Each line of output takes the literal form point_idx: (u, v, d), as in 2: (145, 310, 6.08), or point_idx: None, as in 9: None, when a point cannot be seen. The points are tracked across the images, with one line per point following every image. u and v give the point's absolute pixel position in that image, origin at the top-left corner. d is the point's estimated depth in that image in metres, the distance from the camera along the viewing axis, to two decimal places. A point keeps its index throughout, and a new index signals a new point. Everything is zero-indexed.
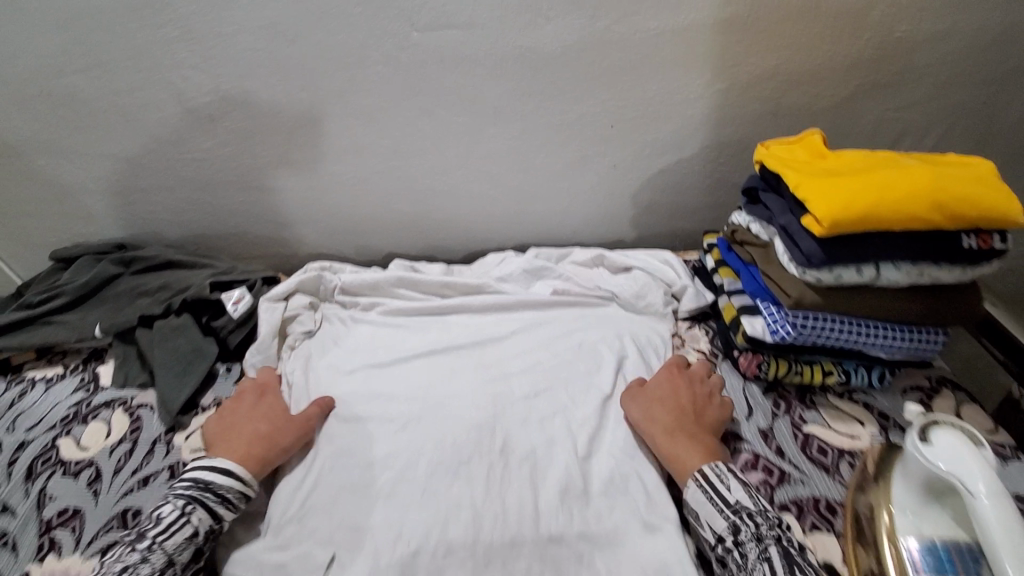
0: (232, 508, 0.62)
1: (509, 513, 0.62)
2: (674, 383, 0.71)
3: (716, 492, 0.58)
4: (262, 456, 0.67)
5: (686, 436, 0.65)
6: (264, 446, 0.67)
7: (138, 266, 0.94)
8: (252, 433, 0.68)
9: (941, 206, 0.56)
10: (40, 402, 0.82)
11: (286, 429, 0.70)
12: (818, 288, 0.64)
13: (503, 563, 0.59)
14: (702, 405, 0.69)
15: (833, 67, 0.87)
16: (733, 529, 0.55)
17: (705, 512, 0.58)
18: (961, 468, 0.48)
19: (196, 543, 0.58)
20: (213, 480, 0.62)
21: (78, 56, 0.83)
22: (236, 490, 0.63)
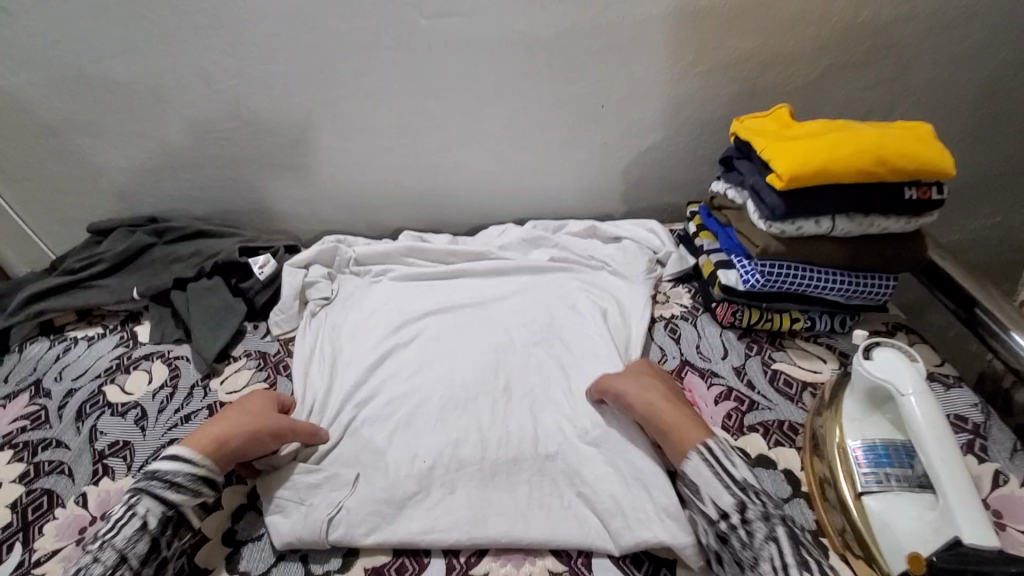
0: (189, 493, 0.59)
1: (512, 435, 0.71)
2: (654, 371, 0.73)
3: (721, 467, 0.57)
4: (223, 439, 0.63)
5: (683, 412, 0.64)
6: (226, 429, 0.64)
7: (169, 237, 1.03)
8: (226, 417, 0.66)
9: (883, 160, 0.65)
10: (83, 356, 0.90)
11: (262, 422, 0.66)
12: (782, 239, 0.73)
13: (507, 474, 0.67)
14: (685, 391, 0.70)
15: (802, 49, 0.96)
16: (739, 507, 0.55)
17: (711, 486, 0.57)
18: (896, 376, 0.57)
19: (150, 533, 0.56)
20: (161, 467, 0.60)
21: (118, 42, 0.92)
22: (187, 473, 0.59)
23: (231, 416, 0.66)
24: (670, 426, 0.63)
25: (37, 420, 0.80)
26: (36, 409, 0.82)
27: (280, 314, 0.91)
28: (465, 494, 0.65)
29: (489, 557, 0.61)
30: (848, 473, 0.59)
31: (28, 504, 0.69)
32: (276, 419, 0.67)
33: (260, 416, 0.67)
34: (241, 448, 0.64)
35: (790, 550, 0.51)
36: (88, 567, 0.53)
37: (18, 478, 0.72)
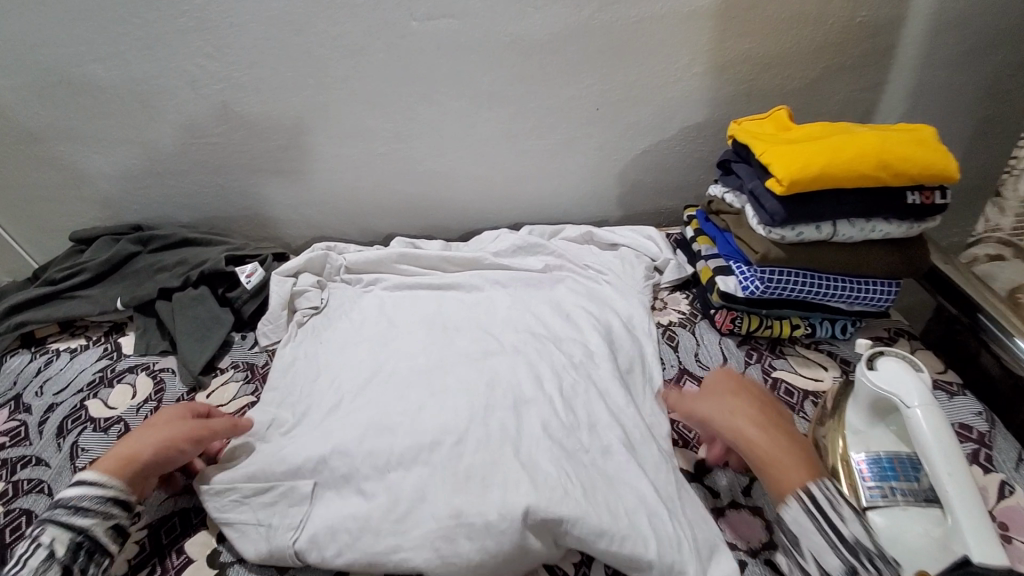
0: (99, 515, 0.58)
1: (492, 435, 0.66)
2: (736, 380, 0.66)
3: (827, 521, 0.51)
4: (132, 454, 0.63)
5: (783, 443, 0.57)
6: (131, 444, 0.64)
7: (154, 245, 1.00)
8: (134, 436, 0.65)
9: (886, 165, 0.63)
10: (65, 369, 0.88)
11: (168, 431, 0.66)
12: (782, 245, 0.72)
13: (481, 478, 0.62)
14: (772, 408, 0.63)
15: (801, 50, 0.94)
16: (848, 569, 0.50)
17: (815, 542, 0.52)
18: (901, 387, 0.56)
19: (60, 561, 0.54)
20: (65, 494, 0.59)
21: (100, 46, 0.89)
22: (94, 496, 0.59)
23: (138, 434, 0.66)
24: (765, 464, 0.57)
25: (16, 436, 0.78)
26: (15, 425, 0.79)
27: (268, 324, 0.89)
28: (434, 494, 0.61)
29: None
30: (852, 485, 0.57)
31: (5, 524, 0.66)
32: (189, 424, 0.67)
33: (168, 424, 0.67)
34: (155, 459, 0.63)
35: None
36: None
37: None
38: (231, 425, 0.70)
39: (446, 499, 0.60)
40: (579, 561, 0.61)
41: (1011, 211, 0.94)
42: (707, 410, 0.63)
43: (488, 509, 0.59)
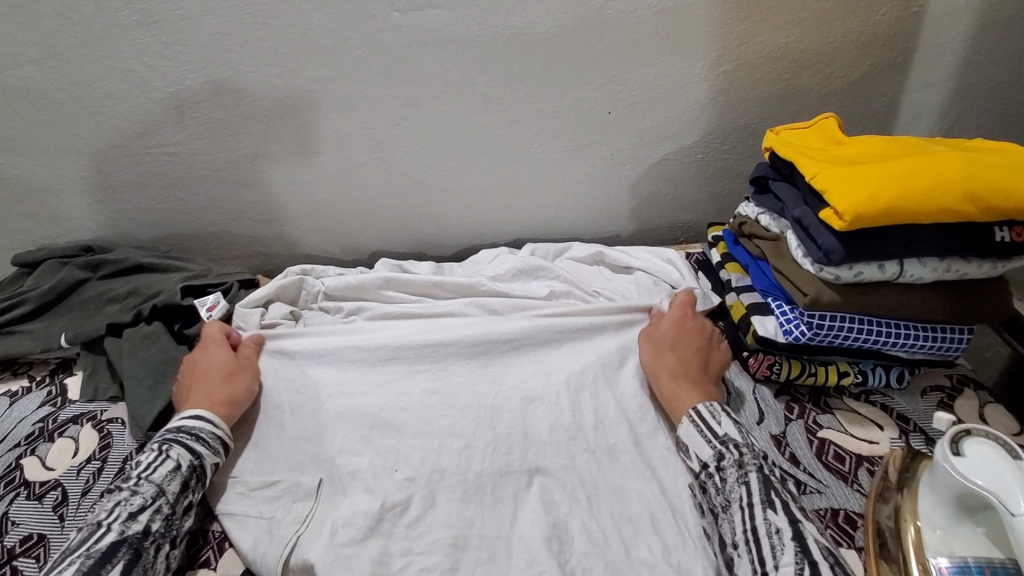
0: (212, 447, 0.63)
1: (501, 477, 0.63)
2: (684, 321, 0.74)
3: (707, 426, 0.61)
4: (228, 396, 0.68)
5: (697, 371, 0.68)
6: (225, 389, 0.69)
7: (106, 270, 0.88)
8: (218, 377, 0.70)
9: (974, 196, 0.51)
10: (2, 419, 0.77)
11: (245, 376, 0.71)
12: (836, 286, 0.59)
13: (493, 489, 0.62)
14: (713, 344, 0.72)
15: (845, 45, 0.82)
16: (717, 457, 0.58)
17: (694, 442, 0.61)
18: (1000, 485, 0.44)
19: (182, 474, 0.59)
20: (185, 424, 0.63)
21: (32, 44, 0.77)
22: (211, 431, 0.64)
23: (218, 378, 0.69)
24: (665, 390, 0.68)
25: None
26: None
27: None
28: (446, 507, 0.61)
29: None
30: None
31: None
32: (247, 361, 0.73)
33: (236, 363, 0.72)
34: (245, 400, 0.70)
35: (758, 492, 0.54)
36: (128, 499, 0.55)
37: None
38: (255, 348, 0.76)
39: (459, 514, 0.60)
40: None
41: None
42: (653, 332, 0.73)
43: (496, 530, 0.59)
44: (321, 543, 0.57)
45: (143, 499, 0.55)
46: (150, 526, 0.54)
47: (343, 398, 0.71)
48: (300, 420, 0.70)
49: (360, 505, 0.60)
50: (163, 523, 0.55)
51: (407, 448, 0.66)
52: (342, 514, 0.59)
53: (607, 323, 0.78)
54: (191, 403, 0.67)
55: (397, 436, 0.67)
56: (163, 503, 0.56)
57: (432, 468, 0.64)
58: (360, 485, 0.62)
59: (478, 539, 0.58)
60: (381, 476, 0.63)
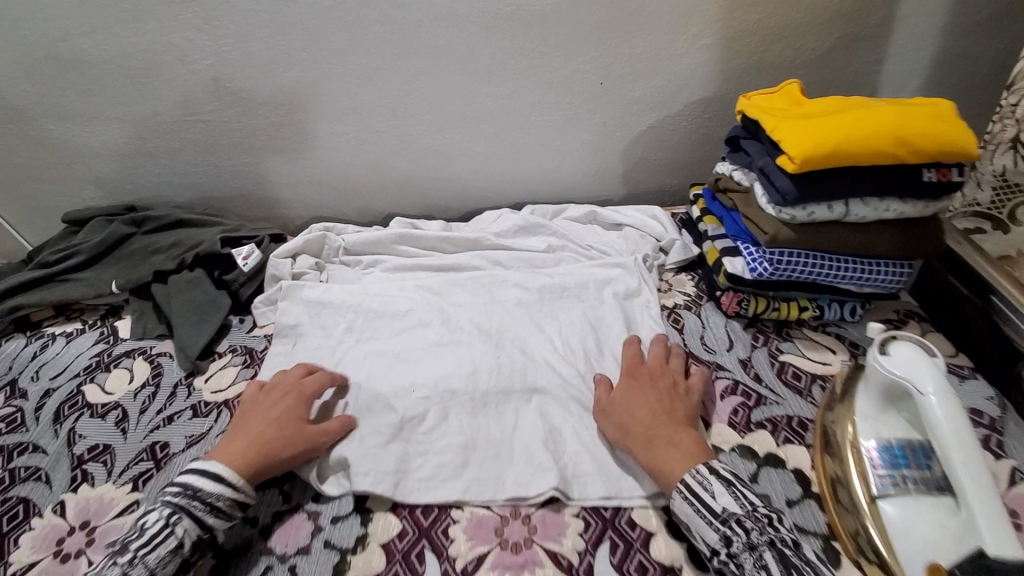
0: (224, 518, 0.56)
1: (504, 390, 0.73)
2: (636, 384, 0.66)
3: (701, 502, 0.53)
4: (264, 462, 0.60)
5: (671, 429, 0.60)
6: (263, 448, 0.60)
7: (149, 226, 0.99)
8: (268, 439, 0.61)
9: (904, 141, 0.61)
10: (62, 354, 0.86)
11: (297, 441, 0.62)
12: (792, 226, 0.70)
13: (496, 404, 0.70)
14: (675, 393, 0.65)
15: (813, 20, 0.91)
16: (725, 542, 0.51)
17: (696, 526, 0.53)
18: (913, 374, 0.54)
19: (182, 556, 0.53)
20: (201, 488, 0.55)
21: (86, 19, 0.86)
22: (228, 497, 0.56)
23: (264, 432, 0.62)
24: (655, 459, 0.58)
25: (13, 423, 0.76)
26: (11, 411, 0.78)
27: (266, 305, 0.88)
28: (457, 418, 0.68)
29: (487, 565, 0.56)
30: (863, 473, 0.56)
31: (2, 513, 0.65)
32: (315, 432, 0.64)
33: (296, 429, 0.63)
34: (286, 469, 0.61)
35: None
36: None
37: None
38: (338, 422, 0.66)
39: (468, 424, 0.68)
40: (585, 548, 0.57)
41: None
42: (606, 400, 0.66)
43: (499, 432, 0.67)
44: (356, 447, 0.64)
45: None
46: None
47: (370, 342, 0.80)
48: (332, 358, 0.78)
49: (381, 419, 0.68)
50: None
51: (423, 376, 0.74)
52: (369, 425, 0.67)
53: (597, 275, 0.87)
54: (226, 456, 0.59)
55: (414, 365, 0.76)
56: None
57: (444, 390, 0.71)
58: (384, 404, 0.70)
59: (484, 442, 0.66)
60: (401, 396, 0.71)
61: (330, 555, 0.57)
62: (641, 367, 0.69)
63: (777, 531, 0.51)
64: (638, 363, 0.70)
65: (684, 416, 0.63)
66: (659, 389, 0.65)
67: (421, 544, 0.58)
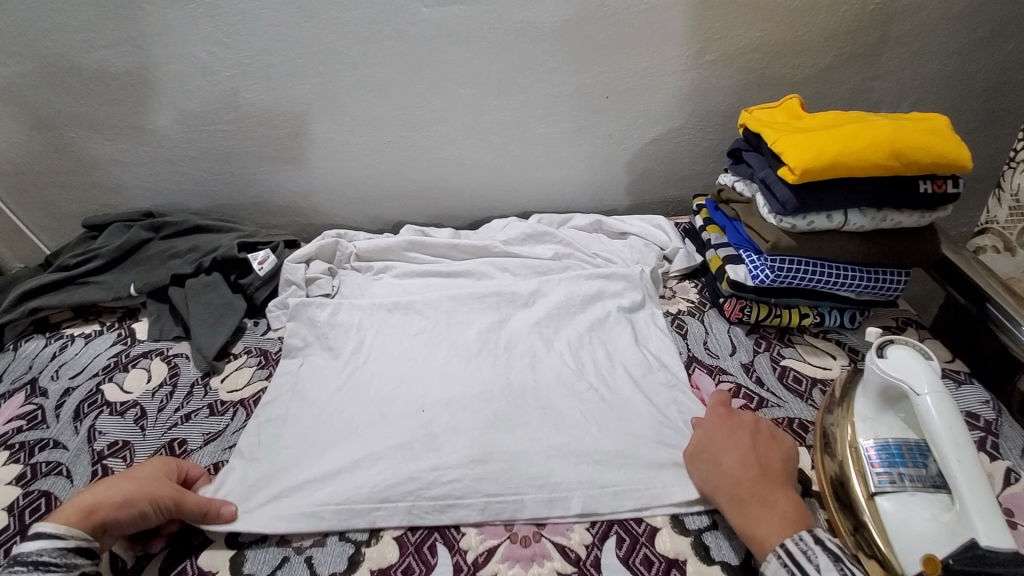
0: (61, 569, 0.51)
1: (514, 386, 0.76)
2: (730, 429, 0.63)
3: (802, 572, 0.49)
4: (96, 505, 0.55)
5: (768, 488, 0.56)
6: (97, 493, 0.56)
7: (167, 232, 1.02)
8: (110, 482, 0.57)
9: (898, 153, 0.63)
10: (80, 354, 0.89)
11: (143, 488, 0.57)
12: (793, 234, 0.72)
13: (508, 420, 0.71)
14: (768, 441, 0.62)
15: (813, 38, 0.93)
16: None
17: None
18: (910, 375, 0.57)
19: None
20: (21, 549, 0.51)
21: (111, 32, 0.89)
22: (53, 547, 0.51)
23: (112, 481, 0.58)
24: (749, 515, 0.55)
25: (33, 419, 0.78)
26: (32, 409, 0.80)
27: (280, 308, 0.91)
28: (468, 436, 0.69)
29: (497, 559, 0.58)
30: (861, 471, 0.58)
31: (25, 506, 0.67)
32: (161, 483, 0.59)
33: (146, 481, 0.58)
34: (118, 513, 0.55)
35: None
36: None
37: (14, 480, 0.70)
38: (205, 505, 0.60)
39: (480, 438, 0.69)
40: (592, 542, 0.59)
41: (1005, 203, 0.86)
42: (696, 448, 0.63)
43: (510, 446, 0.68)
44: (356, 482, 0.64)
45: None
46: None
47: (378, 361, 0.81)
48: (339, 379, 0.79)
49: (386, 441, 0.69)
50: None
51: (432, 395, 0.75)
52: (376, 447, 0.68)
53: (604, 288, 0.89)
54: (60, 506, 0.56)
55: (423, 384, 0.77)
56: None
57: (456, 406, 0.73)
58: (393, 423, 0.72)
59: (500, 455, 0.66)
60: (408, 419, 0.72)
61: (345, 547, 0.60)
62: (732, 413, 0.66)
63: None
64: (726, 409, 0.66)
65: (779, 467, 0.59)
66: (755, 437, 0.62)
67: (433, 537, 0.60)
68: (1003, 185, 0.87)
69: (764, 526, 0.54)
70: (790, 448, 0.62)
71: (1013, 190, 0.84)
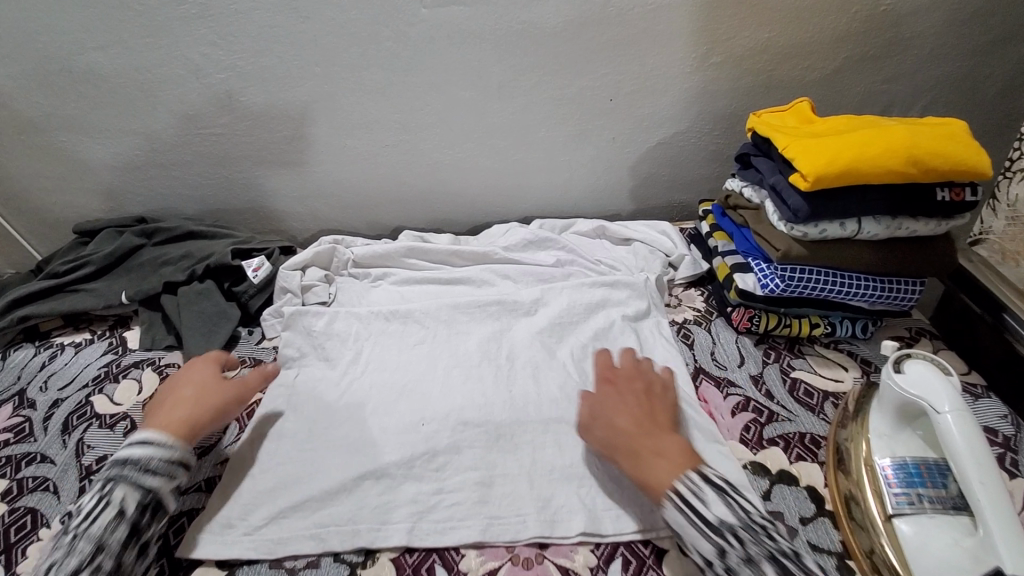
0: (165, 475, 0.57)
1: (516, 399, 0.74)
2: (616, 392, 0.65)
3: (694, 512, 0.51)
4: (194, 418, 0.63)
5: (657, 436, 0.58)
6: (186, 409, 0.64)
7: (160, 238, 1.00)
8: (186, 398, 0.65)
9: (916, 159, 0.61)
10: (70, 364, 0.86)
11: (221, 397, 0.67)
12: (805, 243, 0.70)
13: (511, 437, 0.69)
14: (652, 395, 0.65)
15: (822, 39, 0.91)
16: (720, 554, 0.49)
17: (688, 536, 0.51)
18: (929, 392, 0.54)
19: (128, 518, 0.54)
20: (132, 454, 0.57)
21: (102, 34, 0.87)
22: (161, 455, 0.58)
23: (185, 397, 0.65)
24: (642, 465, 0.56)
25: (21, 432, 0.76)
26: (20, 421, 0.78)
27: (274, 317, 0.89)
28: (471, 456, 0.68)
29: None
30: (878, 492, 0.56)
31: (11, 523, 0.65)
32: (230, 387, 0.69)
33: (215, 391, 0.67)
34: (211, 416, 0.65)
35: None
36: (63, 562, 0.50)
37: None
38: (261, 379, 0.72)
39: (482, 460, 0.67)
40: (597, 564, 0.58)
41: (1001, 213, 0.83)
42: (588, 415, 0.64)
43: (514, 467, 0.66)
44: (355, 506, 0.63)
45: (79, 560, 0.50)
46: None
47: (375, 372, 0.79)
48: (336, 391, 0.77)
49: (389, 456, 0.67)
50: None
51: (433, 409, 0.73)
52: (375, 465, 0.66)
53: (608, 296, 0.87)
54: (150, 422, 0.62)
55: (424, 396, 0.75)
56: (104, 558, 0.51)
57: (457, 421, 0.71)
58: (392, 438, 0.70)
59: (501, 478, 0.65)
60: (411, 433, 0.70)
61: (340, 568, 0.59)
62: (613, 373, 0.68)
63: (776, 542, 0.49)
64: (609, 369, 0.69)
65: (664, 418, 0.62)
66: (637, 395, 0.64)
67: (432, 560, 0.60)
68: (997, 195, 0.84)
69: (658, 471, 0.55)
70: (671, 400, 0.65)
71: (1010, 200, 0.82)
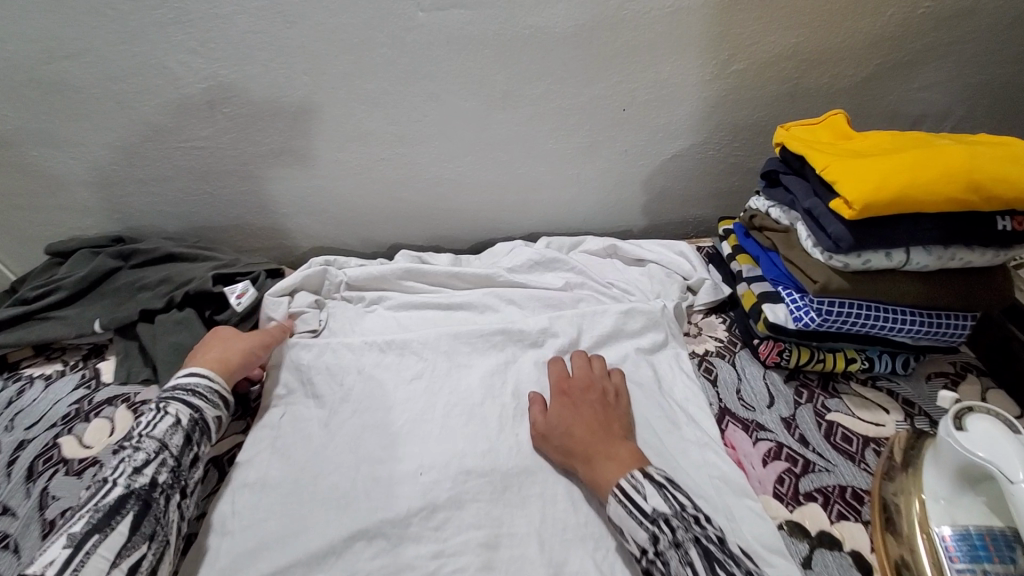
0: (210, 402, 0.66)
1: (524, 445, 0.67)
2: (572, 402, 0.66)
3: (632, 503, 0.53)
4: (227, 359, 0.72)
5: (607, 441, 0.60)
6: (222, 353, 0.72)
7: (137, 259, 0.93)
8: (219, 344, 0.74)
9: (978, 186, 0.54)
10: (38, 400, 0.79)
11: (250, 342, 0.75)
12: (845, 275, 0.63)
13: (519, 489, 0.63)
14: (607, 402, 0.66)
15: (854, 44, 0.84)
16: (653, 541, 0.50)
17: (627, 526, 0.52)
18: (1000, 455, 0.47)
19: (183, 428, 0.62)
20: (181, 383, 0.67)
21: (70, 41, 0.79)
22: (205, 386, 0.67)
23: (219, 344, 0.74)
24: (593, 467, 0.58)
25: None
26: None
27: None
28: (473, 511, 0.61)
29: None
30: (937, 563, 0.50)
31: None
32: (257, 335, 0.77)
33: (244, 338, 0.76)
34: (241, 361, 0.72)
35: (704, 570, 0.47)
36: (133, 455, 0.58)
37: None
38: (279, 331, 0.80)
39: (487, 514, 0.61)
40: None
41: None
42: (544, 427, 0.65)
43: (523, 526, 0.60)
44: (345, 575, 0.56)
45: (146, 454, 0.58)
46: (156, 478, 0.57)
47: (367, 412, 0.72)
48: (323, 433, 0.70)
49: (384, 511, 0.61)
50: (170, 474, 0.58)
51: (431, 457, 0.66)
52: (366, 524, 0.59)
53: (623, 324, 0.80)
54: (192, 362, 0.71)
55: (421, 441, 0.68)
56: (168, 455, 0.59)
57: (458, 471, 0.64)
58: (385, 491, 0.63)
59: (509, 539, 0.59)
60: (407, 484, 0.63)
61: None
62: (568, 382, 0.69)
63: (706, 528, 0.50)
64: (564, 379, 0.70)
65: (617, 422, 0.63)
66: (592, 402, 0.66)
67: None
68: None
69: (607, 471, 0.57)
70: (626, 406, 0.67)
71: None
